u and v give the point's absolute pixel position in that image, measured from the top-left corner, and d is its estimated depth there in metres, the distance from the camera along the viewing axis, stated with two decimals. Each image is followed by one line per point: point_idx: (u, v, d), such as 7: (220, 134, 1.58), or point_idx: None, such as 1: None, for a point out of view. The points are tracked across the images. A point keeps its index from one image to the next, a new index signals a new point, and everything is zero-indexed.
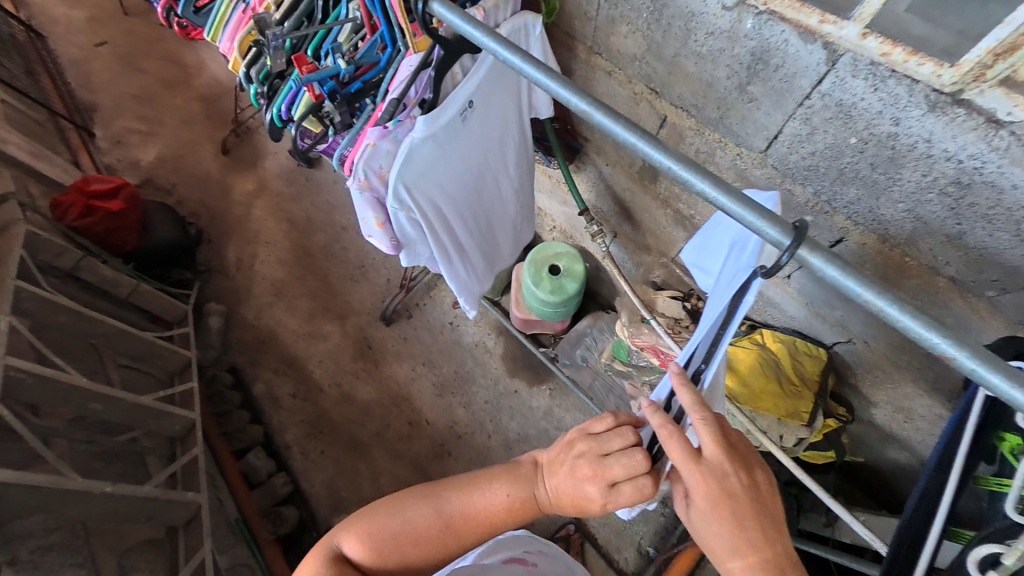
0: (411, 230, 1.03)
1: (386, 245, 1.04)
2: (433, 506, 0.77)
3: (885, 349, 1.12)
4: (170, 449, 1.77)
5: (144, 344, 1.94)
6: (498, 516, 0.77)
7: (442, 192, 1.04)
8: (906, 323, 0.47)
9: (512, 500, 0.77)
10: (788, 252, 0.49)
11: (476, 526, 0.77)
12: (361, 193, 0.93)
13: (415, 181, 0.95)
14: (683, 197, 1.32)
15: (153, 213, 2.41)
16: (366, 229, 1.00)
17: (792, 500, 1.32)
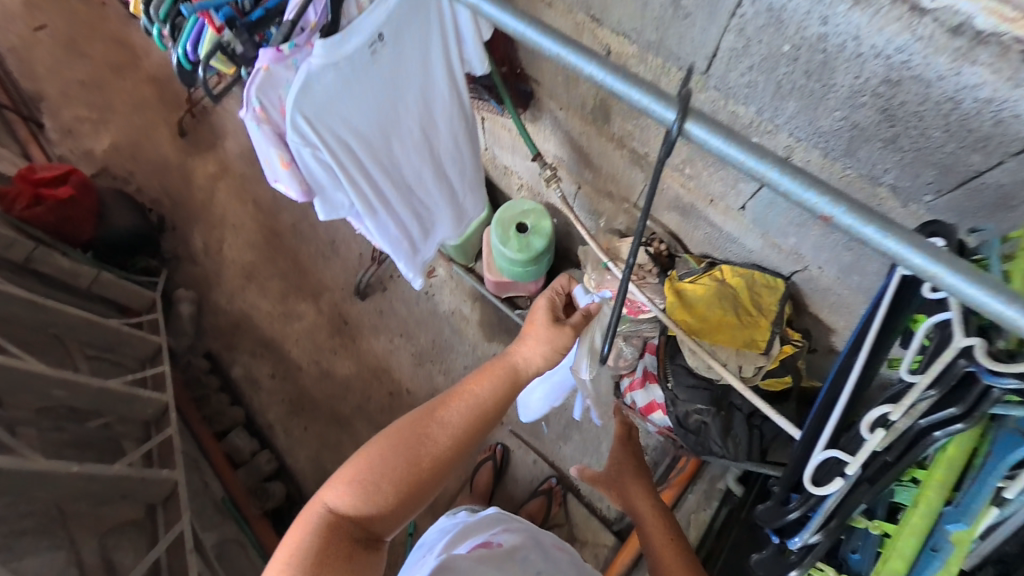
0: (322, 172, 1.02)
1: (296, 190, 1.02)
2: (407, 423, 0.88)
3: (835, 271, 1.14)
4: (146, 432, 1.76)
5: (109, 333, 1.91)
6: (473, 406, 0.91)
7: (352, 129, 1.01)
8: (791, 187, 0.49)
9: (486, 389, 0.94)
10: (673, 125, 0.51)
11: (457, 426, 0.88)
12: (257, 125, 0.90)
13: (315, 116, 0.93)
14: (636, 135, 1.33)
15: (108, 200, 2.35)
16: (271, 170, 0.99)
17: (756, 432, 1.30)
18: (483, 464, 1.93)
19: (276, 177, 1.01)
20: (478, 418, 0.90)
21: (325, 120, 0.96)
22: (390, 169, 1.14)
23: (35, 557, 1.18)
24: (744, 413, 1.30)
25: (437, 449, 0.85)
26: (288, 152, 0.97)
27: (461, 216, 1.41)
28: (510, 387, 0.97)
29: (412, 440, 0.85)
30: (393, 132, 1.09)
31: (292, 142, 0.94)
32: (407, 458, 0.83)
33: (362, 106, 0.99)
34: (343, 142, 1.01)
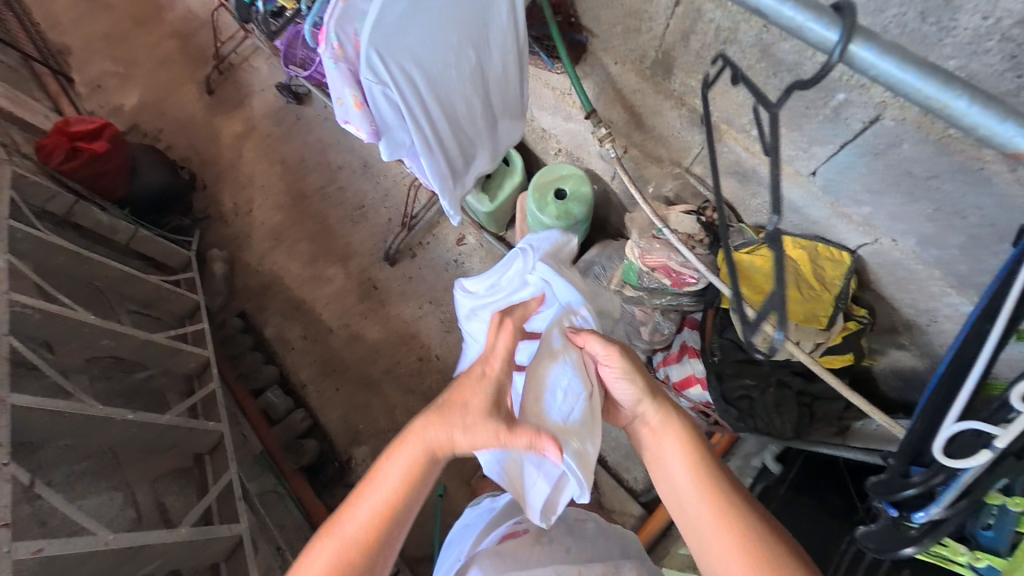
0: (390, 113, 0.98)
1: (365, 131, 1.00)
2: (320, 548, 0.73)
3: (913, 244, 1.05)
4: (189, 385, 1.81)
5: (150, 288, 1.94)
6: (381, 521, 0.74)
7: (420, 67, 0.96)
8: (957, 106, 0.49)
9: (388, 488, 0.75)
10: (836, 48, 0.53)
11: (366, 538, 0.73)
12: (335, 63, 0.88)
13: (385, 48, 0.88)
14: (700, 90, 1.25)
15: (140, 156, 2.34)
16: (343, 111, 0.97)
17: (804, 411, 1.24)
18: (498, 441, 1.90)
19: (347, 119, 0.99)
20: (389, 521, 0.74)
21: (394, 54, 0.91)
22: (448, 108, 1.09)
23: (94, 499, 1.24)
24: (793, 391, 1.24)
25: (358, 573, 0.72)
26: (360, 92, 0.94)
27: (500, 150, 1.35)
28: (426, 469, 0.77)
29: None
30: (453, 69, 1.02)
31: (364, 79, 0.90)
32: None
33: (427, 38, 0.93)
34: (411, 79, 0.96)
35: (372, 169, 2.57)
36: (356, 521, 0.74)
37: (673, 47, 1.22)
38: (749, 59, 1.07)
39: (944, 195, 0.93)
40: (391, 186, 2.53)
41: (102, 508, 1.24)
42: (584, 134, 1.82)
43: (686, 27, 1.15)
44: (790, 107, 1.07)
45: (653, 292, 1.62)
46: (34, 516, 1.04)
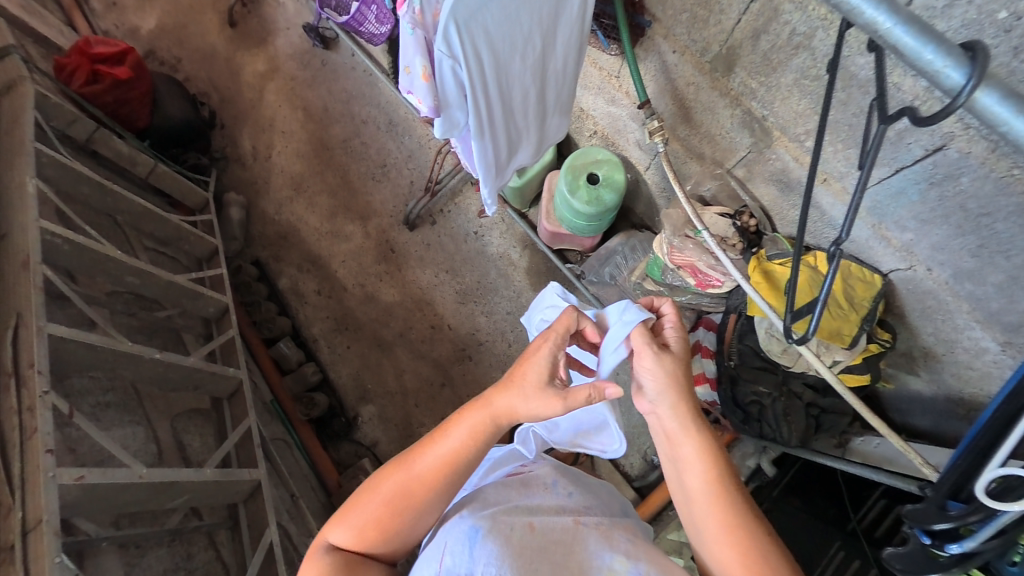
0: (456, 89, 0.96)
1: (426, 106, 0.96)
2: (387, 482, 0.76)
3: (949, 277, 1.06)
4: (206, 329, 1.82)
5: (170, 227, 1.92)
6: (439, 466, 0.76)
7: (490, 45, 0.94)
8: None
9: (460, 444, 0.76)
10: (965, 92, 0.47)
11: (428, 486, 0.75)
12: (412, 28, 0.87)
13: (462, 24, 0.86)
14: (759, 92, 1.22)
15: (162, 88, 2.28)
16: (408, 81, 0.93)
17: (811, 420, 1.26)
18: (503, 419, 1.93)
19: (410, 89, 0.96)
20: (447, 475, 0.76)
21: (469, 29, 0.88)
22: (507, 93, 1.07)
23: (118, 431, 1.27)
24: (803, 402, 1.27)
25: (412, 511, 0.75)
26: (430, 64, 0.92)
27: (544, 144, 1.34)
28: (489, 435, 0.77)
29: (391, 500, 0.75)
30: (519, 50, 1.00)
31: (437, 51, 0.88)
32: (386, 526, 0.74)
33: (503, 16, 0.91)
34: (480, 60, 0.94)
35: (398, 128, 2.50)
36: (422, 471, 0.75)
37: (741, 43, 1.19)
38: (819, 66, 1.06)
39: (993, 233, 0.93)
40: (416, 147, 2.48)
41: (126, 439, 1.27)
42: (624, 119, 1.78)
43: (760, 24, 1.12)
44: (853, 123, 1.05)
45: (675, 289, 1.62)
46: (64, 442, 1.08)
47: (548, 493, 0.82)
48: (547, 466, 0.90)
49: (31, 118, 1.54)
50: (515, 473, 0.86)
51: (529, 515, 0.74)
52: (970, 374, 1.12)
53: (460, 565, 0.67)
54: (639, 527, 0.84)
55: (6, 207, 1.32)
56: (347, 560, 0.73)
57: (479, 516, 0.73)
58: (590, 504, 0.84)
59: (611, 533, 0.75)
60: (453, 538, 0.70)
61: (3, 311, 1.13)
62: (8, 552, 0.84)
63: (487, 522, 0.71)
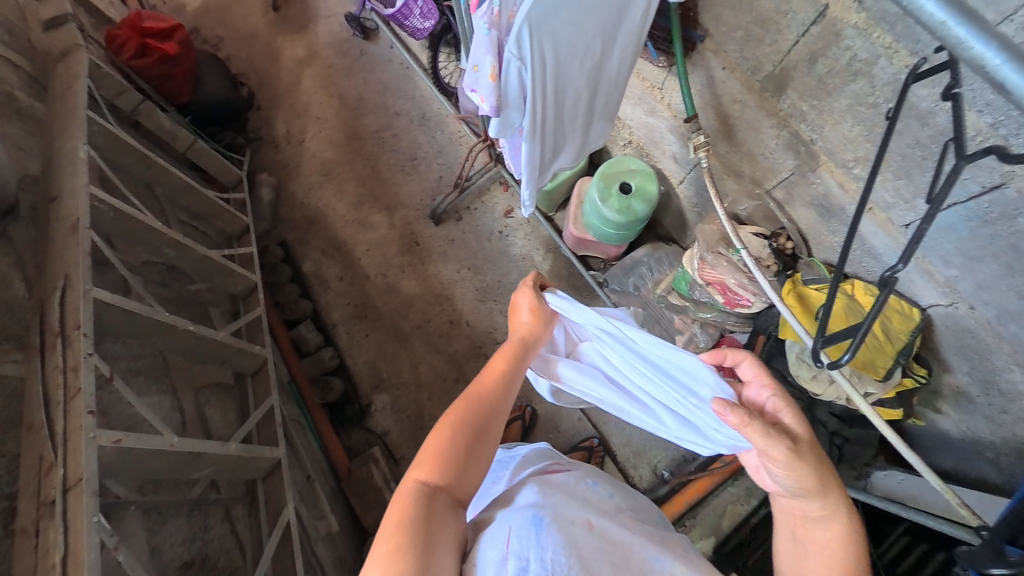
0: (519, 91, 0.97)
1: (488, 105, 0.97)
2: (454, 414, 0.73)
3: (991, 316, 1.04)
4: (232, 305, 1.85)
5: (205, 202, 1.96)
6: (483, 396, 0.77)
7: (556, 50, 0.95)
8: None
9: (510, 368, 0.82)
10: None
11: (496, 404, 0.76)
12: (487, 28, 0.89)
13: (535, 28, 0.88)
14: (808, 115, 1.21)
15: (206, 65, 2.32)
16: (474, 79, 0.95)
17: (834, 448, 1.24)
18: (513, 421, 1.93)
19: (474, 87, 0.98)
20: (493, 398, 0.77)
21: (539, 34, 0.90)
22: (562, 97, 1.08)
23: (148, 398, 1.29)
24: (827, 429, 1.26)
25: (475, 441, 0.72)
26: (499, 64, 0.93)
27: (586, 149, 1.35)
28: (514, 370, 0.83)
29: (454, 427, 0.72)
30: (581, 55, 1.01)
31: (507, 52, 0.90)
32: (462, 458, 0.70)
33: (572, 22, 0.93)
34: (545, 64, 0.95)
35: (430, 123, 2.53)
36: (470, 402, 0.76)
37: (795, 65, 1.18)
38: (877, 94, 1.05)
39: None
40: (447, 143, 2.49)
41: (155, 406, 1.29)
42: (661, 131, 1.78)
43: (818, 47, 1.11)
44: (906, 153, 1.05)
45: (701, 305, 1.62)
46: (98, 404, 1.11)
47: (587, 491, 0.82)
48: (580, 470, 0.90)
49: (86, 86, 1.58)
50: (551, 473, 0.86)
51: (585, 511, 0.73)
52: (1004, 417, 1.10)
53: (527, 550, 0.62)
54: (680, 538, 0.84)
55: (58, 171, 1.36)
56: (424, 499, 0.65)
57: (539, 504, 0.70)
58: (630, 508, 0.83)
59: (659, 541, 0.75)
60: (515, 521, 0.66)
61: (50, 272, 1.16)
62: (46, 507, 0.86)
63: (548, 510, 0.69)
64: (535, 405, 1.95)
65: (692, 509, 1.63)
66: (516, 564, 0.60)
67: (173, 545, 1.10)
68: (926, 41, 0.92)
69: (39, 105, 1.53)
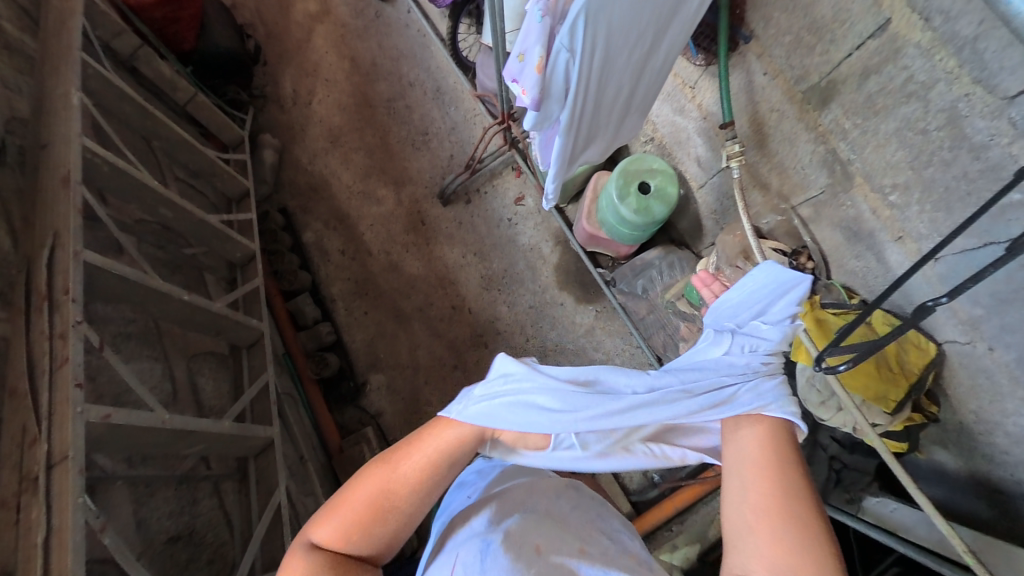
0: (563, 84, 0.90)
1: (530, 98, 0.89)
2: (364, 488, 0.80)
3: (1010, 360, 1.02)
4: (229, 273, 1.78)
5: (205, 161, 1.86)
6: (423, 467, 0.81)
7: (607, 40, 0.88)
8: None
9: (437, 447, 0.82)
10: None
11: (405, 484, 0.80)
12: (542, 15, 0.80)
13: (591, 18, 0.81)
14: (850, 133, 1.16)
15: (212, 12, 2.17)
16: (519, 68, 0.86)
17: (831, 472, 1.27)
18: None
19: (517, 77, 0.89)
20: (430, 472, 0.81)
21: (594, 23, 0.83)
22: (603, 91, 1.02)
23: (138, 364, 1.24)
24: (826, 454, 1.28)
25: (402, 520, 0.80)
26: (547, 54, 0.85)
27: (614, 144, 1.29)
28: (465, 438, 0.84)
29: (372, 492, 0.79)
30: (629, 48, 0.95)
31: (559, 41, 0.82)
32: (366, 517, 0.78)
33: (627, 12, 0.86)
34: (593, 57, 0.89)
35: (445, 97, 2.41)
36: (398, 472, 0.80)
37: (844, 79, 1.12)
38: (929, 120, 1.00)
39: None
40: (461, 120, 2.39)
41: (144, 374, 1.24)
42: (688, 131, 1.71)
43: (873, 63, 1.06)
44: (949, 186, 1.01)
45: None
46: (86, 370, 1.06)
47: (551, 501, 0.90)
48: (556, 480, 0.96)
49: (81, 24, 1.46)
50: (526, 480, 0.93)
51: (536, 537, 0.78)
52: (1002, 456, 1.10)
53: (472, 566, 0.74)
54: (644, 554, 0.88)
55: (48, 116, 1.26)
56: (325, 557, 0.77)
57: (491, 530, 0.79)
58: (592, 515, 0.90)
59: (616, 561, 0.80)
60: (465, 550, 0.77)
61: (39, 227, 1.08)
62: (29, 482, 0.83)
63: (499, 535, 0.77)
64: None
65: (679, 514, 1.66)
66: None
67: (160, 518, 1.08)
68: (992, 69, 0.87)
69: (30, 40, 1.41)
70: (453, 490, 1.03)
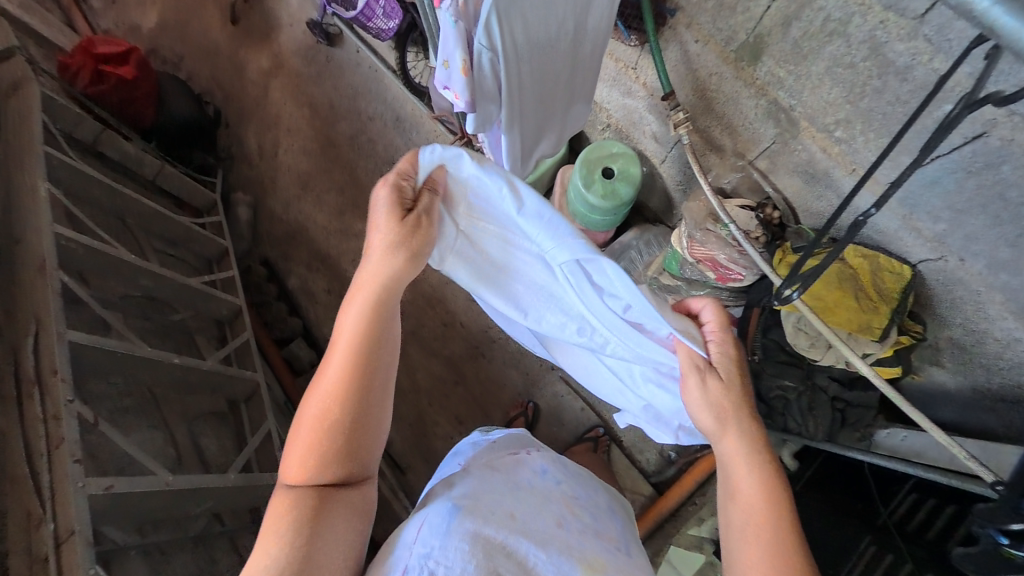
0: (494, 83, 0.93)
1: (464, 101, 0.93)
2: (307, 405, 0.72)
3: (982, 267, 1.03)
4: (220, 330, 1.80)
5: (180, 228, 1.90)
6: (357, 342, 0.73)
7: (527, 33, 0.92)
8: None
9: (354, 321, 0.74)
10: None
11: (336, 392, 0.71)
12: (454, 20, 0.83)
13: (504, 15, 0.84)
14: (787, 81, 1.19)
15: (167, 85, 2.25)
16: (446, 75, 0.90)
17: (837, 413, 1.25)
18: (516, 418, 1.92)
19: (447, 84, 0.92)
20: (359, 343, 0.73)
21: (508, 20, 0.86)
22: (537, 84, 1.06)
23: (138, 435, 1.25)
24: (828, 395, 1.26)
25: (354, 424, 0.71)
26: (469, 57, 0.88)
27: (566, 133, 1.32)
28: (385, 304, 0.75)
29: (326, 400, 0.71)
30: (552, 37, 0.99)
31: (478, 43, 0.85)
32: (323, 432, 0.70)
33: (541, 5, 0.90)
34: (516, 51, 0.92)
35: (405, 124, 2.44)
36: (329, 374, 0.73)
37: (770, 31, 1.16)
38: (854, 53, 1.02)
39: None
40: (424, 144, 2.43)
41: (146, 444, 1.25)
42: (640, 110, 1.74)
43: (792, 11, 1.09)
44: (887, 112, 1.03)
45: (693, 283, 1.60)
46: (86, 449, 1.06)
47: (536, 476, 0.93)
48: (543, 455, 1.02)
49: (41, 120, 1.52)
50: (511, 456, 0.98)
51: (511, 505, 0.81)
52: (998, 365, 1.10)
53: (433, 538, 0.69)
54: (621, 538, 0.91)
55: (19, 211, 1.30)
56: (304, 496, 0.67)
57: (457, 497, 0.78)
58: (575, 495, 0.95)
59: (591, 537, 0.84)
60: (431, 515, 0.74)
61: (22, 317, 1.11)
62: (40, 563, 0.84)
63: (467, 503, 0.76)
64: (536, 400, 1.98)
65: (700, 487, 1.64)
66: (419, 548, 0.68)
67: None
68: None
69: None
70: (449, 461, 1.11)
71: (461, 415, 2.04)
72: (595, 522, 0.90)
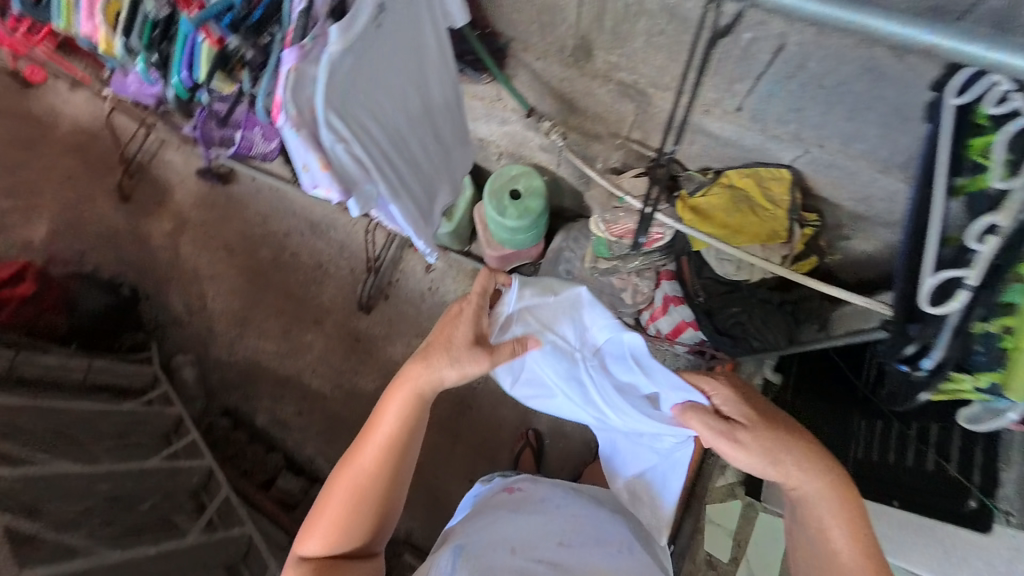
0: (357, 166, 1.00)
1: (336, 192, 0.96)
2: (337, 491, 0.96)
3: (837, 146, 1.16)
4: (196, 501, 1.70)
5: (123, 416, 1.80)
6: (386, 449, 0.96)
7: (369, 116, 1.04)
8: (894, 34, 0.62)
9: (390, 427, 0.96)
10: None
11: (374, 467, 0.95)
12: (294, 130, 0.89)
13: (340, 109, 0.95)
14: (621, 63, 1.33)
15: (71, 283, 2.18)
16: (311, 177, 0.95)
17: (788, 315, 1.34)
18: (524, 452, 1.88)
19: (315, 184, 0.96)
20: (392, 450, 0.96)
21: (346, 112, 0.97)
22: (399, 149, 1.16)
23: None
24: (774, 303, 1.35)
25: (361, 510, 0.95)
26: (324, 155, 0.94)
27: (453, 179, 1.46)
28: (415, 408, 0.96)
29: (352, 484, 0.95)
30: (394, 110, 1.12)
31: (326, 139, 0.93)
32: (349, 508, 0.95)
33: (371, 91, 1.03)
34: (365, 133, 1.03)
35: (320, 226, 2.48)
36: (366, 456, 0.96)
37: (589, 29, 1.30)
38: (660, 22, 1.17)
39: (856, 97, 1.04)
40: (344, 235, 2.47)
41: None
42: (520, 131, 1.87)
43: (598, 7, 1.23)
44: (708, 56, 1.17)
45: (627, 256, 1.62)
46: None
47: (545, 504, 1.15)
48: (529, 486, 1.22)
49: None
50: (510, 491, 1.21)
51: (511, 542, 0.97)
52: (891, 219, 1.22)
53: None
54: (629, 540, 1.09)
55: None
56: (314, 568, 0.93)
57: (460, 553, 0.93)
58: (581, 512, 1.12)
59: (589, 548, 1.00)
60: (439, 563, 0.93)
61: None
62: None
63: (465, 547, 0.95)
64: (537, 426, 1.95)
65: None
66: None
67: None
68: None
69: None
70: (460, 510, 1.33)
71: (471, 475, 1.97)
72: (598, 530, 1.08)
